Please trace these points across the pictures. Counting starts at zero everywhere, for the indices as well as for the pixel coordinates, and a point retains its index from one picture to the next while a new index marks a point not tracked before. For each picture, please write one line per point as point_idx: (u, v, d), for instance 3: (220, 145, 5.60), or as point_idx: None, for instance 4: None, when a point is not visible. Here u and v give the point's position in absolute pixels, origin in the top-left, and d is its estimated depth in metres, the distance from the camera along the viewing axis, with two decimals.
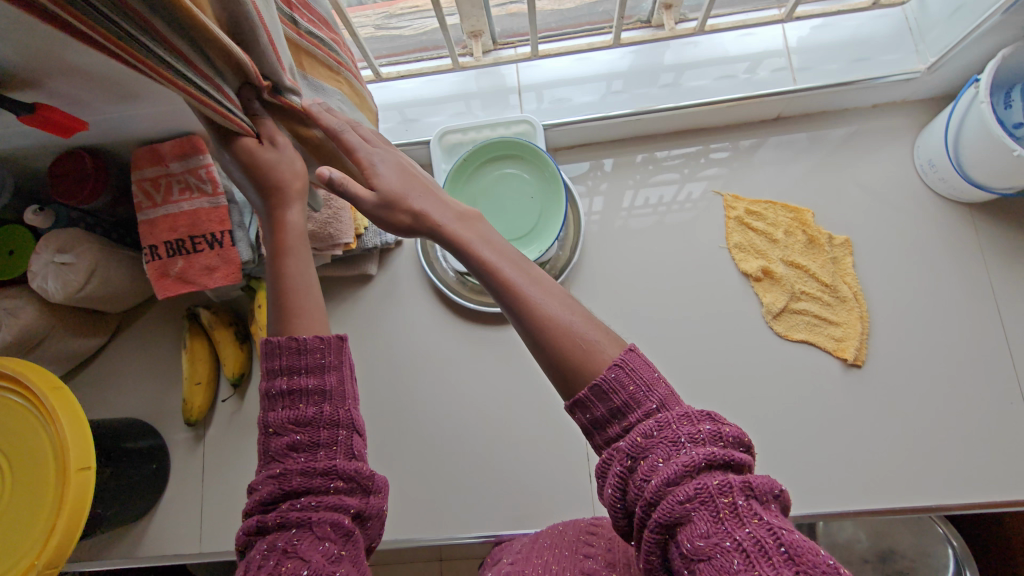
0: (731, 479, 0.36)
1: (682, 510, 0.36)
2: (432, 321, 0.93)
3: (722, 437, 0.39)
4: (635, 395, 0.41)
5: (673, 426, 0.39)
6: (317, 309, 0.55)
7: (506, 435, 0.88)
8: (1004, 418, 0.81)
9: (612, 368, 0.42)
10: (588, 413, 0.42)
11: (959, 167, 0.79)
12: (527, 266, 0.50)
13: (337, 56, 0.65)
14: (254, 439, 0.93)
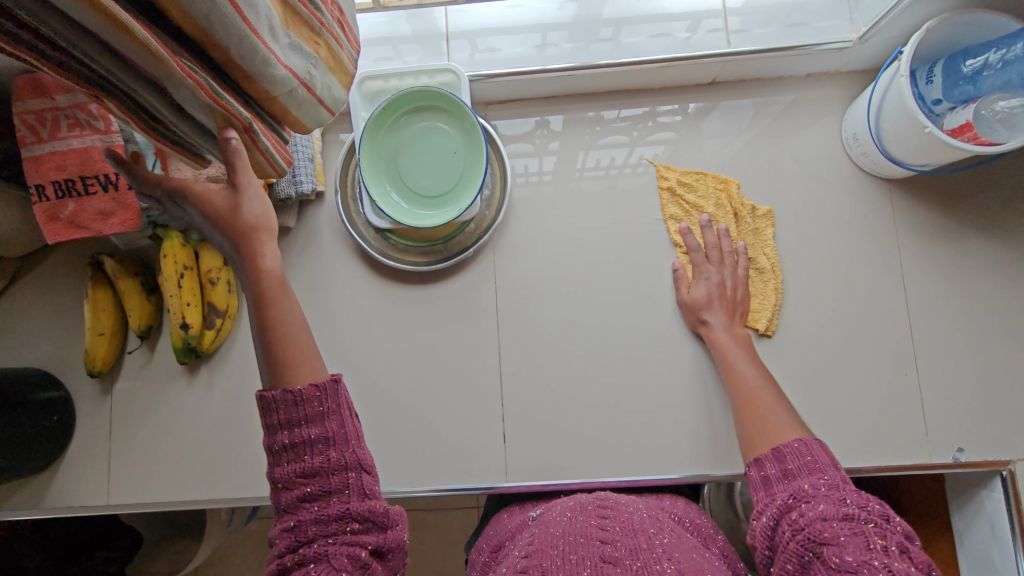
0: (890, 529, 0.45)
1: (831, 535, 0.46)
2: (353, 279, 0.90)
3: (894, 517, 0.46)
4: (809, 467, 0.56)
5: (818, 483, 0.52)
6: (314, 354, 0.53)
7: (424, 395, 0.88)
8: (900, 390, 0.84)
9: (795, 444, 0.59)
10: (761, 470, 0.60)
11: (879, 144, 0.80)
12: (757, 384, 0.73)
13: (325, 10, 0.46)
14: (165, 393, 0.90)
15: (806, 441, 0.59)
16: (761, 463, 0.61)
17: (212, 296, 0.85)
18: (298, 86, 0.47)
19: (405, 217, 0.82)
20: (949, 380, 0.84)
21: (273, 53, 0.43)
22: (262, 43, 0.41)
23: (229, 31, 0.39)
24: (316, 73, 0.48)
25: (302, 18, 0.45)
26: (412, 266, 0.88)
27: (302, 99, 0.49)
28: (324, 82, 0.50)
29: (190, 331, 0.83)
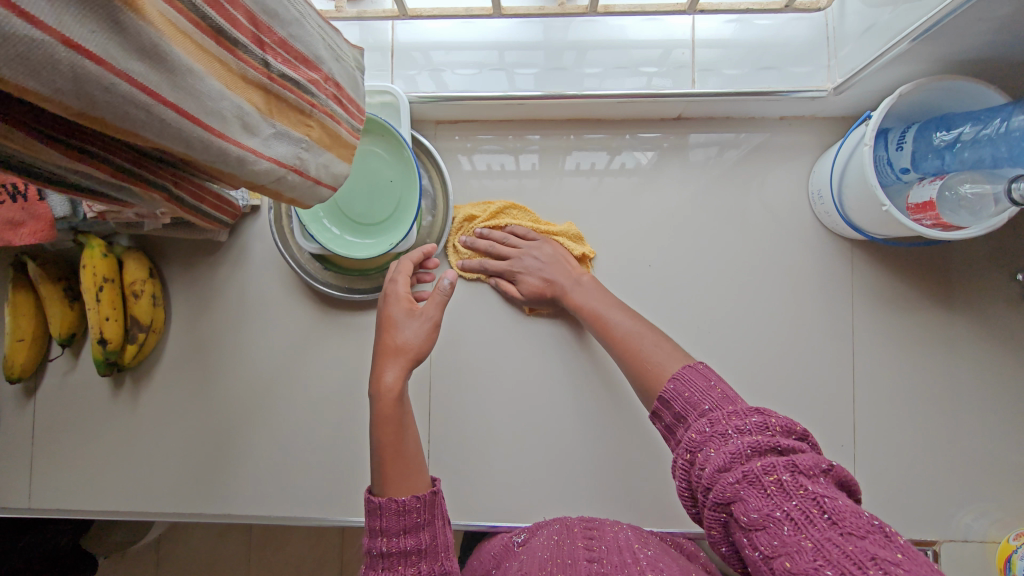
0: (772, 458, 0.43)
1: (731, 491, 0.43)
2: (286, 299, 0.87)
3: (771, 423, 0.46)
4: (692, 401, 0.53)
5: (722, 423, 0.49)
6: (416, 465, 0.65)
7: (353, 424, 0.87)
8: (834, 457, 0.83)
9: (672, 383, 0.57)
10: (661, 420, 0.57)
11: (840, 208, 0.76)
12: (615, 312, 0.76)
13: (313, 91, 0.47)
14: (90, 401, 0.88)
15: (696, 365, 0.57)
16: (659, 414, 0.57)
17: (134, 310, 0.82)
18: (288, 172, 0.47)
19: (336, 246, 0.78)
20: (882, 453, 0.83)
21: (254, 150, 0.43)
22: (235, 144, 0.40)
23: (218, 145, 0.39)
24: (309, 155, 0.49)
25: (290, 107, 0.45)
26: (347, 295, 0.84)
27: (293, 182, 0.48)
28: (317, 161, 0.50)
29: (109, 346, 0.80)
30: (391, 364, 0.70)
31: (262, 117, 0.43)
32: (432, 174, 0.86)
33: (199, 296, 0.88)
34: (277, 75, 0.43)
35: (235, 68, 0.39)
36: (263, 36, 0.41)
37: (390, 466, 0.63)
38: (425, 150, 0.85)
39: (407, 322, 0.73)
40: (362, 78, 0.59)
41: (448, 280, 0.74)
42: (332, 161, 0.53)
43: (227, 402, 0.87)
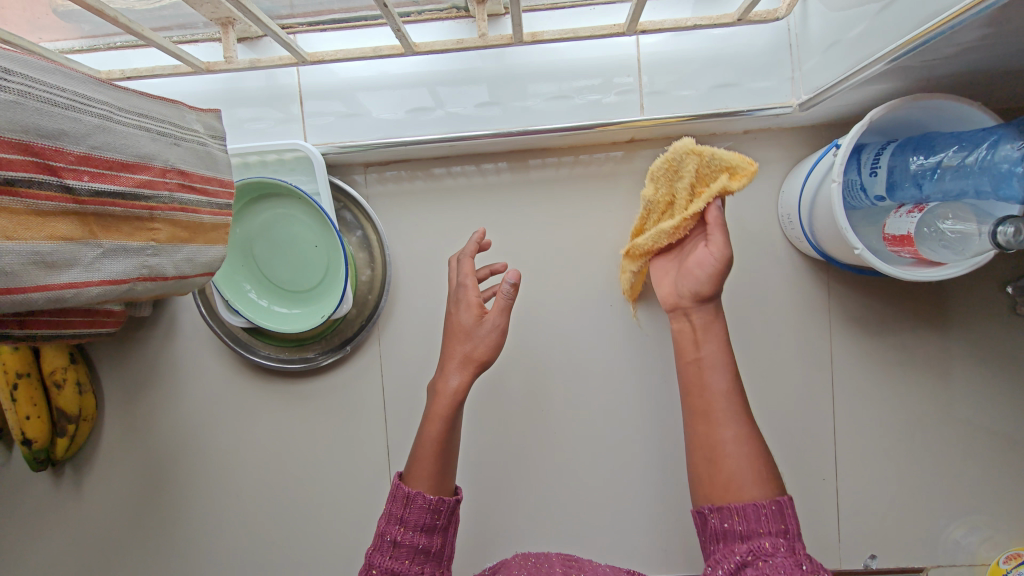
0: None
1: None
2: (222, 372, 0.80)
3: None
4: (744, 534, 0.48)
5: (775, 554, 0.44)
6: (447, 465, 0.61)
7: (309, 498, 0.81)
8: (817, 489, 0.79)
9: (771, 505, 0.49)
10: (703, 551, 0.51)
11: (810, 239, 0.69)
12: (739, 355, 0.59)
13: (140, 197, 0.43)
14: (27, 494, 0.82)
15: (780, 499, 0.49)
16: (725, 510, 0.50)
17: (58, 401, 0.75)
18: (135, 283, 0.44)
19: (264, 320, 0.70)
20: (868, 482, 0.79)
21: (77, 281, 0.39)
22: (45, 289, 0.37)
23: (18, 298, 0.35)
24: (161, 258, 0.46)
25: (117, 219, 0.42)
26: (288, 365, 0.77)
27: (146, 288, 0.46)
28: (173, 259, 0.47)
29: (35, 445, 0.75)
30: (456, 361, 0.63)
31: (81, 244, 0.39)
32: (365, 227, 0.79)
33: (131, 375, 0.81)
34: (87, 197, 0.39)
35: (27, 210, 0.35)
36: (50, 162, 0.36)
37: (425, 462, 0.59)
38: (351, 200, 0.78)
39: (473, 331, 0.63)
40: (223, 148, 0.52)
41: (509, 284, 0.60)
42: (198, 251, 0.50)
43: (172, 485, 0.81)
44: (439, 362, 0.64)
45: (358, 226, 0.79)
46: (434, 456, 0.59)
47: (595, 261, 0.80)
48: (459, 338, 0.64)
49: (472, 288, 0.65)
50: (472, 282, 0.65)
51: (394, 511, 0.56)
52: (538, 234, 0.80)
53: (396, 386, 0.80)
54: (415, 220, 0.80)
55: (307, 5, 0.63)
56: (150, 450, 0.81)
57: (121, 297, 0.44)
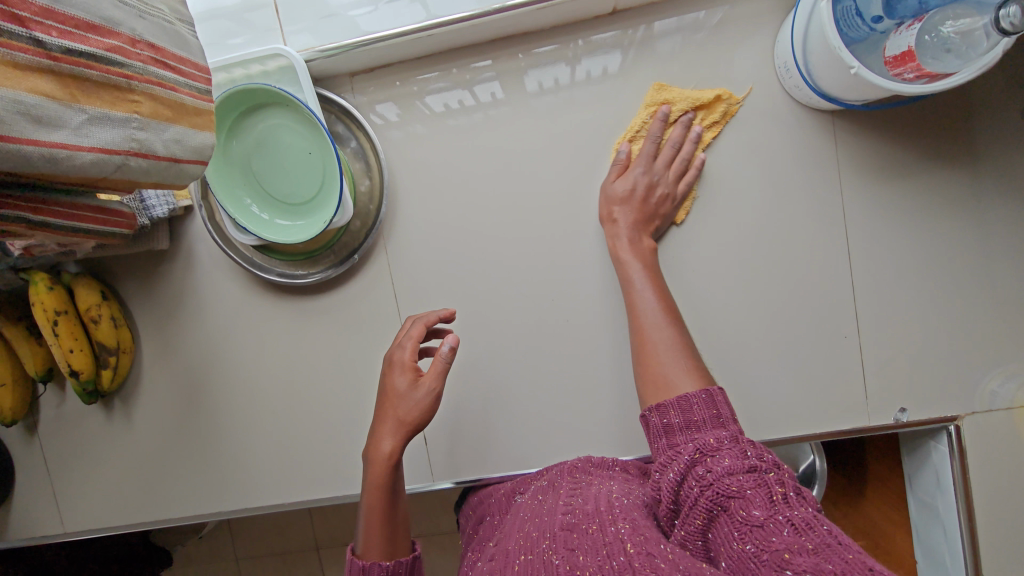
0: (783, 477, 0.43)
1: (738, 488, 0.43)
2: (241, 295, 0.83)
3: (782, 465, 0.45)
4: (714, 423, 0.51)
5: (741, 446, 0.47)
6: (399, 514, 0.68)
7: (337, 405, 0.84)
8: (844, 347, 0.77)
9: (696, 396, 0.54)
10: (664, 418, 0.55)
11: (809, 80, 0.66)
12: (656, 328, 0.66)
13: (119, 65, 0.46)
14: (86, 427, 0.89)
15: (711, 390, 0.54)
16: (663, 407, 0.55)
17: (97, 335, 0.80)
18: (126, 157, 0.48)
19: (268, 233, 0.72)
20: (893, 335, 0.76)
21: (68, 143, 0.43)
22: (40, 143, 0.40)
23: (16, 148, 0.39)
24: (146, 133, 0.50)
25: (96, 85, 0.44)
26: (302, 280, 0.79)
27: (137, 163, 0.50)
28: (160, 137, 0.51)
29: (81, 376, 0.80)
30: (388, 425, 0.69)
31: (65, 105, 0.42)
32: (359, 137, 0.81)
33: (159, 308, 0.85)
34: (60, 54, 0.41)
35: (6, 60, 0.38)
36: (18, 10, 0.38)
37: (373, 533, 0.66)
38: (343, 111, 0.79)
39: (408, 396, 0.69)
40: (192, 30, 0.55)
41: (447, 347, 0.68)
42: (184, 132, 0.54)
43: (211, 405, 0.86)
44: (373, 426, 0.70)
45: (352, 137, 0.81)
46: (382, 527, 0.66)
47: (590, 145, 0.79)
48: (392, 401, 0.70)
49: (414, 353, 0.71)
50: (411, 348, 0.71)
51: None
52: (529, 123, 0.79)
53: (404, 291, 0.82)
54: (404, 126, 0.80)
55: None
56: (188, 375, 0.86)
57: (115, 170, 0.48)
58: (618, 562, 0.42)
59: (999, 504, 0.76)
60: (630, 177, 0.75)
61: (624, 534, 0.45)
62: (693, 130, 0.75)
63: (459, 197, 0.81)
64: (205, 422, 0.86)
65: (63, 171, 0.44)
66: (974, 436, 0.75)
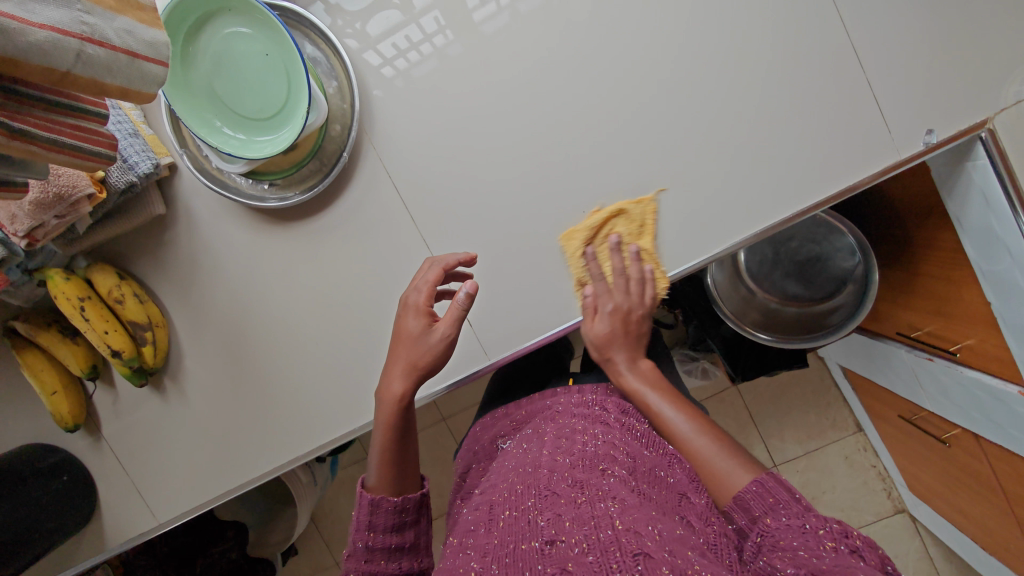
0: (846, 540, 0.43)
1: (791, 545, 0.45)
2: (250, 236, 0.83)
3: (854, 532, 0.44)
4: (777, 498, 0.51)
5: (798, 517, 0.47)
6: (411, 459, 0.69)
7: (375, 316, 0.85)
8: (846, 91, 0.75)
9: (755, 484, 0.53)
10: (743, 504, 0.53)
11: None
12: (697, 439, 0.61)
13: None
14: (147, 415, 0.90)
15: (764, 479, 0.54)
16: (739, 499, 0.54)
17: (126, 314, 0.80)
18: (82, 42, 0.47)
19: (249, 151, 0.73)
20: (894, 62, 0.74)
21: (18, 17, 0.42)
22: None
23: None
24: (95, 20, 0.48)
25: None
26: (296, 198, 0.80)
27: (94, 52, 0.48)
28: (111, 26, 0.50)
29: (124, 356, 0.80)
30: (400, 364, 0.69)
31: None
32: (316, 41, 0.79)
33: (176, 275, 0.85)
34: None
35: None
36: None
37: (383, 470, 0.67)
38: (297, 16, 0.78)
39: (421, 340, 0.68)
40: None
41: (465, 292, 0.65)
42: (133, 25, 0.52)
43: (256, 355, 0.87)
44: (387, 369, 0.70)
45: (308, 42, 0.79)
46: (390, 469, 0.67)
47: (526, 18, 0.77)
48: (406, 341, 0.69)
49: (428, 299, 0.70)
50: (427, 291, 0.70)
51: (361, 519, 0.65)
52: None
53: (403, 181, 0.82)
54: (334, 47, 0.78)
55: None
56: (226, 333, 0.86)
57: (76, 60, 0.47)
58: (604, 534, 0.47)
59: None
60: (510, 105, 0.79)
61: (612, 509, 0.50)
62: (630, 246, 0.78)
63: (427, 70, 0.79)
64: (257, 372, 0.87)
65: (20, 49, 0.43)
66: (1008, 133, 0.72)
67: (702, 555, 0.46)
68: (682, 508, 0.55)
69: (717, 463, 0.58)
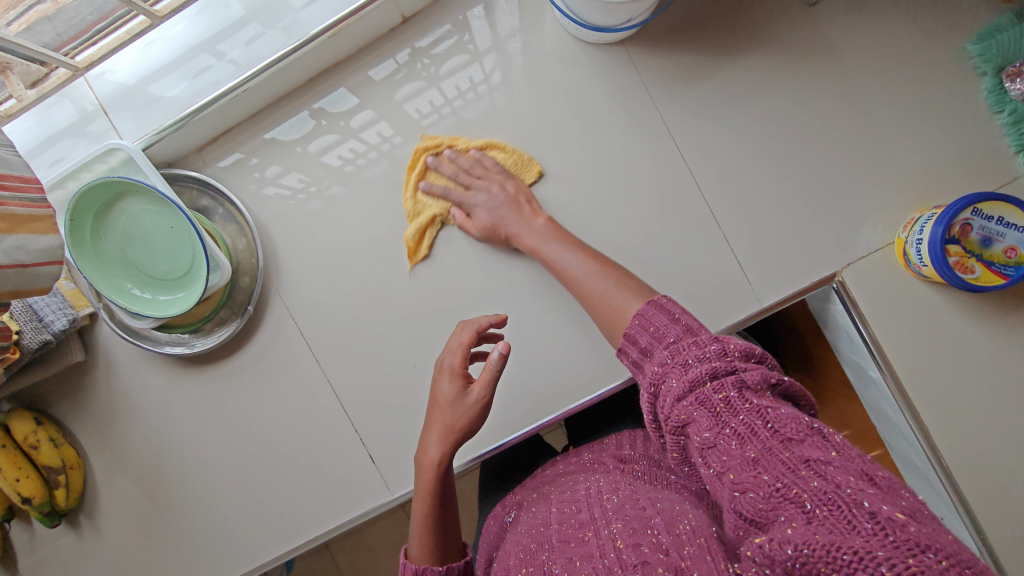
0: (722, 378, 0.43)
1: (686, 414, 0.44)
2: (165, 379, 0.88)
3: (730, 348, 0.45)
4: (655, 337, 0.50)
5: (685, 351, 0.46)
6: (456, 526, 0.69)
7: (284, 451, 0.88)
8: (713, 246, 0.80)
9: (637, 317, 0.52)
10: (633, 348, 0.52)
11: (579, 21, 0.73)
12: (593, 274, 0.65)
13: None
14: (62, 553, 0.91)
15: (656, 300, 0.52)
16: (625, 346, 0.53)
17: (39, 459, 0.84)
18: None
19: (153, 310, 0.78)
20: (753, 217, 0.79)
21: None
22: None
23: None
24: None
25: None
26: (203, 347, 0.85)
27: None
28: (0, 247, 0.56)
29: (35, 501, 0.83)
30: (437, 431, 0.69)
31: None
32: (224, 204, 0.85)
33: (93, 417, 0.89)
34: None
35: None
36: None
37: (421, 541, 0.66)
38: (204, 185, 0.85)
39: (458, 403, 0.69)
40: (12, 151, 0.61)
41: (498, 354, 0.65)
42: (25, 240, 0.59)
43: (170, 491, 0.89)
44: (425, 431, 0.70)
45: (217, 204, 0.86)
46: (430, 540, 0.66)
47: (472, 124, 0.84)
48: (442, 408, 0.69)
49: (464, 358, 0.69)
50: (461, 355, 0.69)
51: None
52: (399, 104, 0.85)
53: (309, 327, 0.87)
54: (288, 161, 0.86)
55: (69, 27, 0.78)
56: (141, 470, 0.90)
57: None
58: (608, 562, 0.48)
59: (905, 340, 0.78)
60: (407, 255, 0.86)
61: (614, 533, 0.51)
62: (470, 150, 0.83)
63: (330, 226, 0.86)
64: (170, 508, 0.89)
65: None
66: (855, 284, 0.78)
67: (694, 528, 0.48)
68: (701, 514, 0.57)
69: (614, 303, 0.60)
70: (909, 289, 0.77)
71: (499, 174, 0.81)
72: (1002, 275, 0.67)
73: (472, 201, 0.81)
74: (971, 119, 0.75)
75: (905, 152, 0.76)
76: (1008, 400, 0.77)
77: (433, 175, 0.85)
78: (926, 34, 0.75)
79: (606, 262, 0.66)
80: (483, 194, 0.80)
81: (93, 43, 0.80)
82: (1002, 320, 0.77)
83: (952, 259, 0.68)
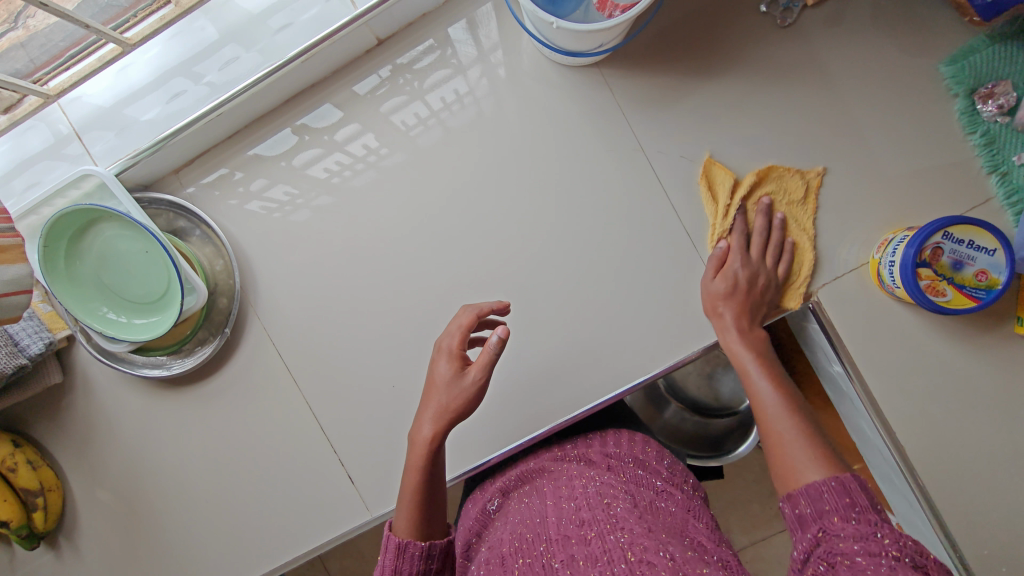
0: (902, 549, 0.44)
1: (848, 557, 0.45)
2: (144, 400, 0.88)
3: (926, 553, 0.44)
4: (827, 507, 0.50)
5: (861, 519, 0.47)
6: (441, 505, 0.67)
7: (264, 471, 0.88)
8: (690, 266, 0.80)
9: (833, 482, 0.51)
10: (795, 508, 0.53)
11: (552, 47, 0.74)
12: (778, 420, 0.60)
13: None
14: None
15: (842, 479, 0.51)
16: (793, 497, 0.53)
17: (17, 482, 0.83)
18: None
19: (128, 334, 0.78)
20: (729, 239, 0.79)
21: None
22: None
23: None
24: None
25: None
26: (180, 369, 0.84)
27: None
28: None
29: (12, 524, 0.83)
30: (432, 410, 0.66)
31: None
32: (200, 227, 0.85)
33: (73, 439, 0.89)
34: None
35: None
36: None
37: (404, 513, 0.65)
38: (181, 208, 0.84)
39: (451, 385, 0.66)
40: None
41: (497, 338, 0.63)
42: None
43: (150, 512, 0.89)
44: (416, 411, 0.67)
45: (194, 226, 0.86)
46: (414, 514, 0.65)
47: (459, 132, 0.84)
48: (439, 387, 0.67)
49: (462, 339, 0.68)
50: (461, 336, 0.68)
51: (388, 563, 0.63)
52: (384, 115, 0.85)
53: (288, 347, 0.87)
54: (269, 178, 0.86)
55: (42, 52, 0.78)
56: (120, 491, 0.89)
57: None
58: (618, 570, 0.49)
59: (881, 360, 0.78)
60: (386, 275, 0.86)
61: (623, 542, 0.51)
62: (777, 216, 0.78)
63: (308, 247, 0.86)
64: (150, 529, 0.89)
65: None
66: (831, 304, 0.78)
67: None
68: (688, 530, 0.57)
69: (801, 472, 0.55)
70: (885, 309, 0.77)
71: (764, 263, 0.76)
72: (974, 298, 0.67)
73: (722, 263, 0.77)
74: (946, 140, 0.75)
75: (879, 173, 0.76)
76: (983, 420, 0.77)
77: (754, 211, 0.78)
78: (900, 55, 0.75)
79: (799, 403, 0.62)
80: (751, 267, 0.76)
81: (65, 68, 0.79)
82: (977, 340, 0.77)
83: (923, 282, 0.68)
